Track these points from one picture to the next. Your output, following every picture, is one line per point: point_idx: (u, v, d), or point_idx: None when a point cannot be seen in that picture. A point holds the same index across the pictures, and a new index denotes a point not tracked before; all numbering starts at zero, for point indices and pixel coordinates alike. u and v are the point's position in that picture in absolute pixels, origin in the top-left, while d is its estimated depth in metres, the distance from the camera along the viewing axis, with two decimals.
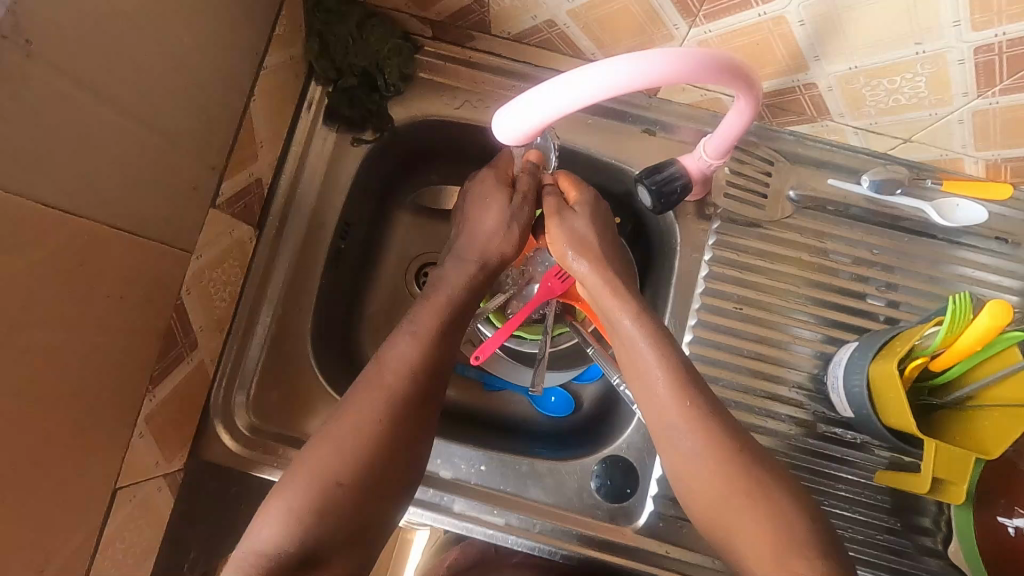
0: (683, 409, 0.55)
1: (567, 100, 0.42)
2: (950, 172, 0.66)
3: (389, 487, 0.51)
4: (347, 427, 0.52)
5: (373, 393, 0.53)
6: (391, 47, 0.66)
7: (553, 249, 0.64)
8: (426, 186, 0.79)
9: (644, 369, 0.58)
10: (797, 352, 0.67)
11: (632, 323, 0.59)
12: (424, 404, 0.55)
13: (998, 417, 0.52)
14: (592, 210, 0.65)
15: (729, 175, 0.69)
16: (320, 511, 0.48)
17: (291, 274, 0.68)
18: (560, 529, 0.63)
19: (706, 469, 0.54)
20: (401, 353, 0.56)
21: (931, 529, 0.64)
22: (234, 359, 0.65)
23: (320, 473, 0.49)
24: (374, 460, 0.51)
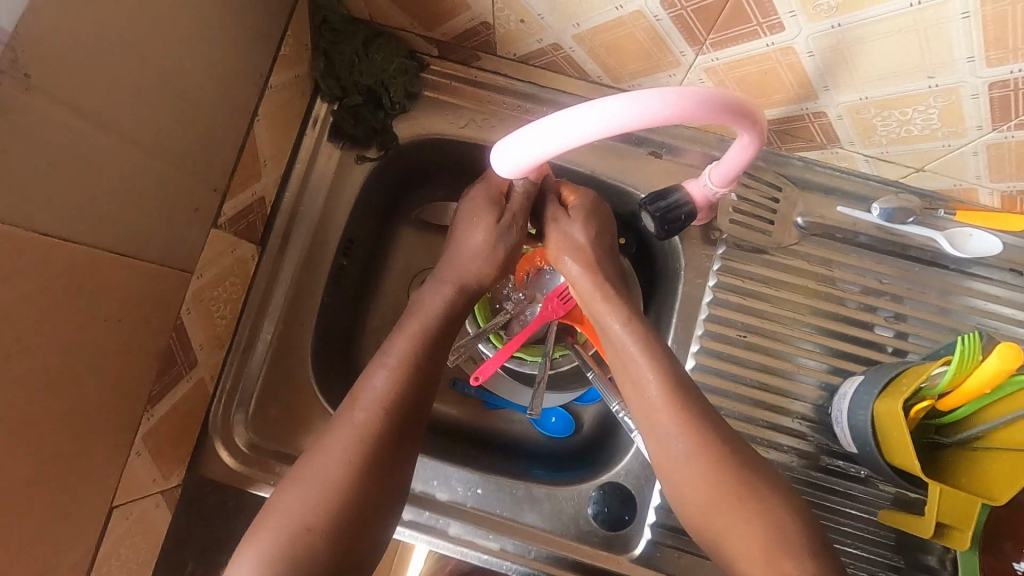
0: (680, 439, 0.54)
1: (589, 127, 0.40)
2: (963, 202, 0.65)
3: (367, 530, 0.51)
4: (319, 470, 0.51)
5: (341, 435, 0.53)
6: (396, 66, 0.66)
7: (549, 252, 0.64)
8: (431, 202, 0.79)
9: (637, 374, 0.57)
10: (801, 382, 0.65)
11: (621, 328, 0.59)
12: (399, 442, 0.54)
13: (1004, 460, 0.50)
14: (588, 215, 0.64)
15: (735, 201, 0.68)
16: (292, 561, 0.47)
17: (293, 291, 0.68)
18: (556, 556, 0.63)
19: (703, 506, 0.53)
20: (372, 390, 0.55)
21: (936, 568, 0.62)
22: (234, 375, 0.65)
23: (291, 520, 0.49)
24: (346, 504, 0.50)
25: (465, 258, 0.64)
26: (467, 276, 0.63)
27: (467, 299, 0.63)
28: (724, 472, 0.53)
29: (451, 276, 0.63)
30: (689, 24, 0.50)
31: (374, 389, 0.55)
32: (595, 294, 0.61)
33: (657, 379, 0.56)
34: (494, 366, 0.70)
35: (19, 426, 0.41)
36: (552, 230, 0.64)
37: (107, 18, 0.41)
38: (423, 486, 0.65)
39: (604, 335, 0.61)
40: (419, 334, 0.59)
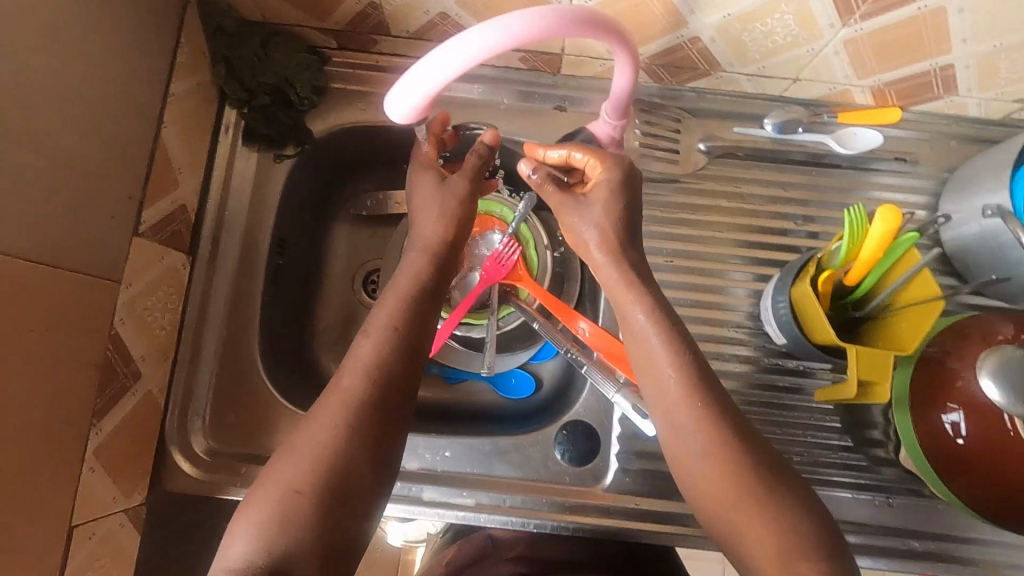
0: (681, 371, 0.52)
1: (460, 58, 0.43)
2: (844, 105, 0.70)
3: (363, 497, 0.48)
4: (307, 438, 0.49)
5: (329, 401, 0.51)
6: (298, 62, 0.68)
7: (571, 240, 0.58)
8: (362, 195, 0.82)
9: (656, 367, 0.52)
10: (733, 294, 0.70)
11: (644, 317, 0.53)
12: (390, 404, 0.52)
13: (912, 316, 0.55)
14: (608, 193, 0.57)
15: (640, 136, 0.71)
16: (281, 519, 0.45)
17: (233, 296, 0.68)
18: (532, 499, 0.65)
19: (685, 449, 0.51)
20: (357, 358, 0.53)
21: (883, 441, 0.67)
22: (184, 388, 0.65)
23: (278, 487, 0.47)
24: (335, 463, 0.48)
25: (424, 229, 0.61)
26: (437, 246, 0.60)
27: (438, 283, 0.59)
28: (697, 386, 0.51)
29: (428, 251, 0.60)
30: None
31: (361, 354, 0.53)
32: (621, 281, 0.54)
33: (677, 372, 0.51)
34: (444, 337, 0.72)
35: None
36: (566, 209, 0.58)
37: None
38: None
39: (625, 325, 0.54)
40: (404, 305, 0.56)
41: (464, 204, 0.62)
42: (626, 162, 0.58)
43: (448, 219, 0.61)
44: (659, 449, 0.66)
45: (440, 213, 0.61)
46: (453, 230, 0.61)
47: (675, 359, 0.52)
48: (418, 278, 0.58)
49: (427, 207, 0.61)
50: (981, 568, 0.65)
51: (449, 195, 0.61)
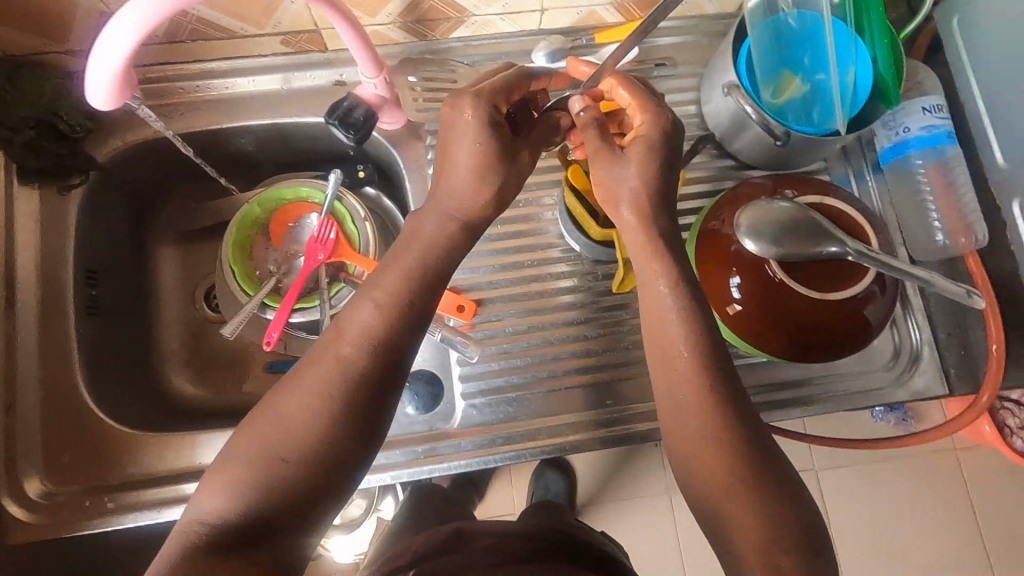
0: (667, 284, 0.56)
1: (129, 26, 0.46)
2: (597, 26, 0.76)
3: (344, 467, 0.50)
4: (298, 400, 0.50)
5: (324, 368, 0.51)
6: (53, 89, 0.67)
7: (602, 196, 0.59)
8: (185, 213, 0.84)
9: (671, 339, 0.55)
10: (547, 218, 0.74)
11: (667, 290, 0.55)
12: (380, 380, 0.51)
13: None
14: (640, 155, 0.57)
15: (415, 83, 0.74)
16: (262, 482, 0.47)
17: (42, 337, 0.67)
18: (387, 454, 0.67)
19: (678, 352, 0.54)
20: (359, 324, 0.52)
21: None
22: (6, 438, 0.63)
23: (264, 447, 0.48)
24: (320, 439, 0.49)
25: (459, 192, 0.57)
26: (464, 204, 0.57)
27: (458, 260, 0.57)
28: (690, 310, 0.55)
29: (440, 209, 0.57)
30: None
31: (360, 321, 0.52)
32: (644, 249, 0.57)
33: (671, 290, 0.55)
34: (279, 328, 0.72)
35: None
36: (601, 165, 0.58)
37: None
38: None
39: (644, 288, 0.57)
40: (416, 275, 0.54)
41: (504, 148, 0.57)
42: (665, 114, 0.59)
43: (483, 183, 0.56)
44: (498, 375, 0.70)
45: (481, 156, 0.55)
46: (485, 192, 0.57)
47: (683, 308, 0.55)
48: (444, 250, 0.56)
49: (466, 155, 0.56)
50: (800, 403, 0.70)
51: (485, 131, 0.55)
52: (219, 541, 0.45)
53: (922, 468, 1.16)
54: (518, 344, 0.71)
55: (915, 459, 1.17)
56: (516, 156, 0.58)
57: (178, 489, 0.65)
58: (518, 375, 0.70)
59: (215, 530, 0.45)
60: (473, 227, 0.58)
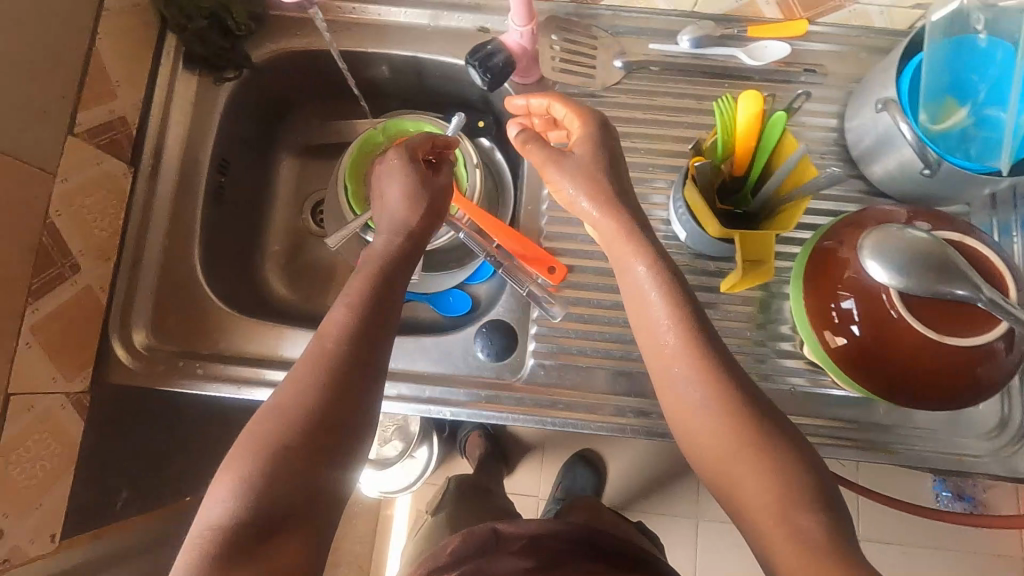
0: (680, 365, 0.52)
1: None
2: (753, 19, 0.73)
3: (345, 443, 0.50)
4: (288, 390, 0.51)
5: (311, 357, 0.53)
6: None
7: (562, 199, 0.61)
8: (310, 129, 0.89)
9: (654, 328, 0.54)
10: (656, 203, 0.73)
11: (644, 270, 0.55)
12: (366, 345, 0.54)
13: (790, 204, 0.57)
14: (590, 148, 0.61)
15: (558, 43, 0.74)
16: (267, 475, 0.46)
17: (175, 207, 0.73)
18: (450, 390, 0.69)
19: (661, 341, 0.53)
20: (333, 319, 0.55)
21: (789, 335, 0.70)
22: (127, 288, 0.70)
23: (262, 443, 0.48)
24: (319, 417, 0.50)
25: (393, 211, 0.65)
26: (395, 230, 0.64)
27: (417, 253, 0.64)
28: (672, 286, 0.54)
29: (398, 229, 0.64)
30: None
31: (337, 317, 0.55)
32: (617, 233, 0.56)
33: (648, 267, 0.55)
34: None
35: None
36: (553, 168, 0.61)
37: None
38: None
39: (623, 278, 0.56)
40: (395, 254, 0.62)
41: (426, 180, 0.67)
42: (603, 130, 0.61)
43: (414, 197, 0.66)
44: (573, 343, 0.70)
45: (404, 185, 0.65)
46: (417, 208, 0.66)
47: (659, 287, 0.54)
48: (399, 256, 0.62)
49: (394, 184, 0.66)
50: (879, 450, 0.67)
51: (409, 168, 0.67)
52: (237, 538, 0.44)
53: (982, 565, 1.07)
54: (598, 318, 0.70)
55: (978, 553, 1.07)
56: (434, 180, 0.68)
57: (258, 372, 0.69)
58: (594, 347, 0.69)
59: (224, 534, 0.44)
60: (410, 232, 0.64)
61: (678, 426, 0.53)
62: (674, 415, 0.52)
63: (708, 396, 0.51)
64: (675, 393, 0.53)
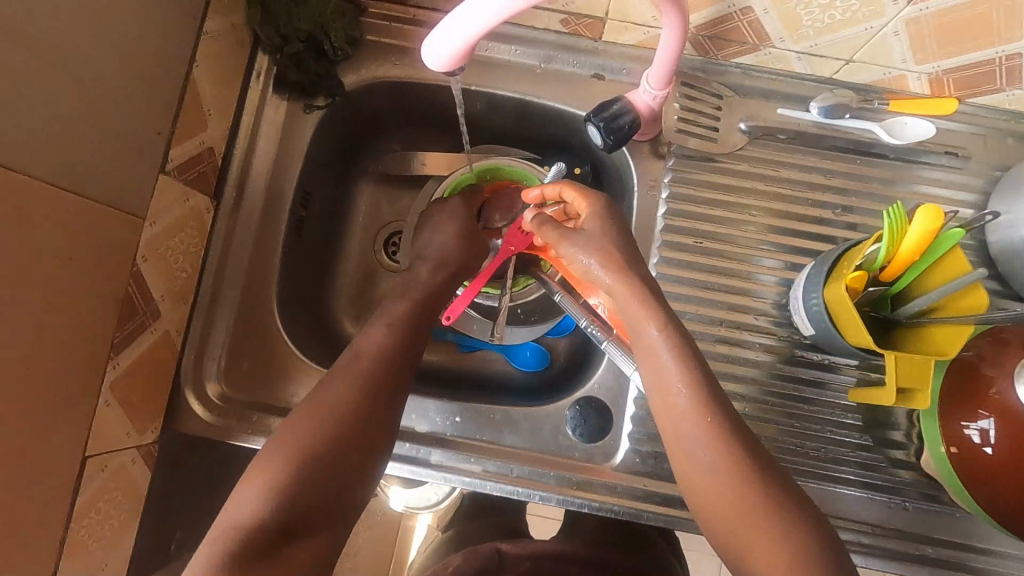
0: (706, 451, 0.50)
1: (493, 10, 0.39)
2: (896, 92, 0.67)
3: (359, 468, 0.50)
4: (319, 399, 0.52)
5: (342, 376, 0.54)
6: (334, 9, 0.66)
7: (573, 269, 0.59)
8: (389, 154, 0.81)
9: (664, 382, 0.52)
10: (763, 281, 0.68)
11: (657, 334, 0.52)
12: (396, 372, 0.56)
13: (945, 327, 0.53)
14: (602, 224, 0.59)
15: (679, 111, 0.69)
16: (291, 478, 0.47)
17: (255, 244, 0.68)
18: (538, 471, 0.64)
19: (672, 402, 0.51)
20: (369, 337, 0.58)
21: (903, 443, 0.65)
22: (201, 329, 0.65)
23: (286, 453, 0.49)
24: (341, 433, 0.50)
25: (437, 249, 0.68)
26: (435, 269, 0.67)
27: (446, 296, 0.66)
28: (686, 350, 0.52)
29: (440, 268, 0.67)
30: None
31: (373, 340, 0.57)
32: (632, 297, 0.54)
33: (661, 332, 0.52)
34: (463, 305, 0.68)
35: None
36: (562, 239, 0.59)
37: None
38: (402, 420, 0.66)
39: (636, 340, 0.54)
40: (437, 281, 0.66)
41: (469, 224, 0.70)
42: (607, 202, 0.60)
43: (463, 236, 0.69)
44: None
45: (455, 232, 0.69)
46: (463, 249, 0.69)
47: (673, 350, 0.52)
48: (431, 292, 0.64)
49: (447, 223, 0.70)
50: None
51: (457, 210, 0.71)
52: (254, 545, 0.44)
53: None
54: None
55: None
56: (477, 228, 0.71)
57: None
58: None
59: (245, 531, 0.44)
60: (447, 268, 0.67)
61: (685, 484, 0.51)
62: (685, 468, 0.51)
63: (717, 456, 0.49)
64: (690, 456, 0.50)
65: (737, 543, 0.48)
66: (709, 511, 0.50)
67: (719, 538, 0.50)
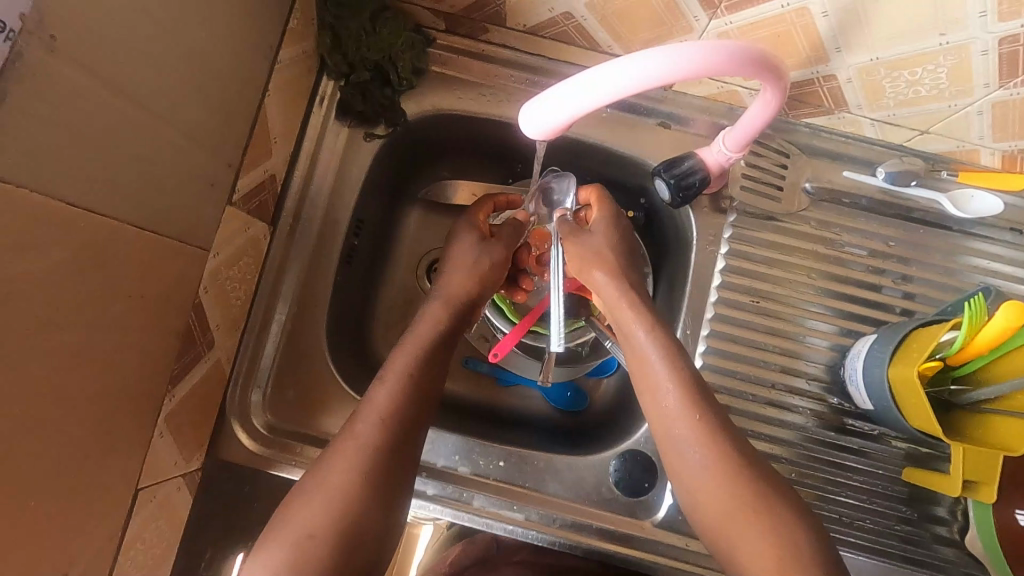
0: (695, 449, 0.54)
1: (624, 80, 0.40)
2: (965, 164, 0.67)
3: (370, 538, 0.50)
4: (323, 472, 0.52)
5: (343, 446, 0.53)
6: (404, 41, 0.65)
7: (574, 266, 0.64)
8: (436, 181, 0.79)
9: (657, 383, 0.57)
10: (812, 344, 0.67)
11: (645, 335, 0.59)
12: (402, 432, 0.55)
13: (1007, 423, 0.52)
14: (608, 226, 0.65)
15: (744, 168, 0.69)
16: (292, 562, 0.47)
17: (307, 271, 0.67)
18: (579, 523, 0.64)
19: (662, 405, 0.56)
20: (373, 403, 0.55)
21: (946, 519, 0.65)
22: (250, 356, 0.65)
23: (291, 529, 0.49)
24: (347, 507, 0.50)
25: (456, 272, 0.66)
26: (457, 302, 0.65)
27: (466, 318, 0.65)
28: (672, 350, 0.58)
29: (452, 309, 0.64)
30: None
31: (377, 398, 0.56)
32: (620, 301, 0.61)
33: (648, 334, 0.59)
34: (512, 342, 0.70)
35: (22, 414, 0.38)
36: (572, 240, 0.65)
37: None
38: (445, 461, 0.65)
39: (626, 342, 0.60)
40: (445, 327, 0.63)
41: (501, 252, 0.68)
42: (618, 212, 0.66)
43: (478, 273, 0.66)
44: None
45: (473, 272, 0.66)
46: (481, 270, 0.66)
47: (662, 352, 0.58)
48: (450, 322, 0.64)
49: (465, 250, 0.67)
50: None
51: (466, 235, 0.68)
52: None
53: None
54: None
55: None
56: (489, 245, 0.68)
57: None
58: None
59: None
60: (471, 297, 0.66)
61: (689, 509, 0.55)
62: (679, 469, 0.55)
63: (707, 454, 0.54)
64: (681, 455, 0.55)
65: (733, 558, 0.51)
66: (705, 509, 0.53)
67: (711, 539, 0.54)
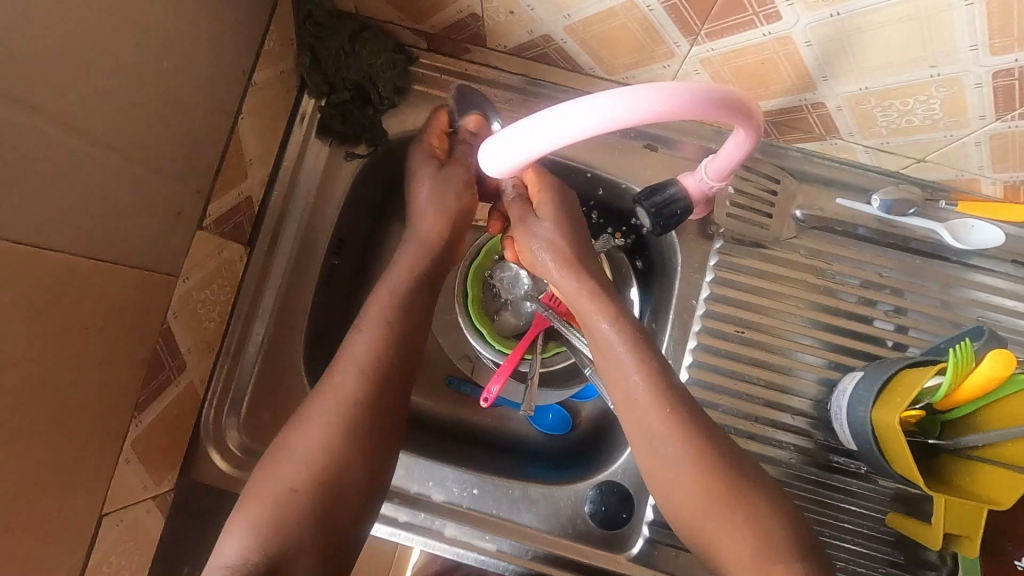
0: (669, 443, 0.53)
1: (585, 124, 0.39)
2: (965, 193, 0.64)
3: (353, 494, 0.51)
4: (301, 428, 0.52)
5: (323, 397, 0.54)
6: (384, 60, 0.64)
7: (524, 256, 0.62)
8: None
9: (625, 375, 0.55)
10: (799, 377, 0.64)
11: (609, 328, 0.57)
12: (384, 382, 0.55)
13: (995, 475, 0.49)
14: (556, 209, 0.60)
15: (733, 194, 0.66)
16: (273, 518, 0.48)
17: (285, 292, 0.67)
18: (553, 555, 0.62)
19: (632, 394, 0.55)
20: (351, 352, 0.55)
21: (936, 564, 0.62)
22: (225, 378, 0.64)
23: (272, 486, 0.50)
24: (327, 461, 0.51)
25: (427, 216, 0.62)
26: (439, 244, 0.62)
27: None
28: (638, 342, 0.56)
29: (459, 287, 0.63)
30: (685, 15, 0.48)
31: (355, 349, 0.56)
32: (581, 295, 0.58)
33: (613, 325, 0.57)
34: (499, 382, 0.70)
35: None
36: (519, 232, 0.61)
37: (70, 9, 0.39)
38: (419, 487, 0.65)
39: (591, 335, 0.58)
40: (417, 276, 0.60)
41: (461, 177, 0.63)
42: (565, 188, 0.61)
43: (445, 215, 0.62)
44: None
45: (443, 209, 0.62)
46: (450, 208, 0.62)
47: (628, 344, 0.56)
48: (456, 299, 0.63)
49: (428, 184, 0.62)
50: None
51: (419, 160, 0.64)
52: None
53: None
54: None
55: None
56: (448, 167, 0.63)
57: None
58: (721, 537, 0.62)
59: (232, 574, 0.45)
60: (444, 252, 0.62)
61: None
62: (656, 473, 0.53)
63: (688, 470, 0.52)
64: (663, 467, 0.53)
65: None
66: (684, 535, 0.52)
67: None
